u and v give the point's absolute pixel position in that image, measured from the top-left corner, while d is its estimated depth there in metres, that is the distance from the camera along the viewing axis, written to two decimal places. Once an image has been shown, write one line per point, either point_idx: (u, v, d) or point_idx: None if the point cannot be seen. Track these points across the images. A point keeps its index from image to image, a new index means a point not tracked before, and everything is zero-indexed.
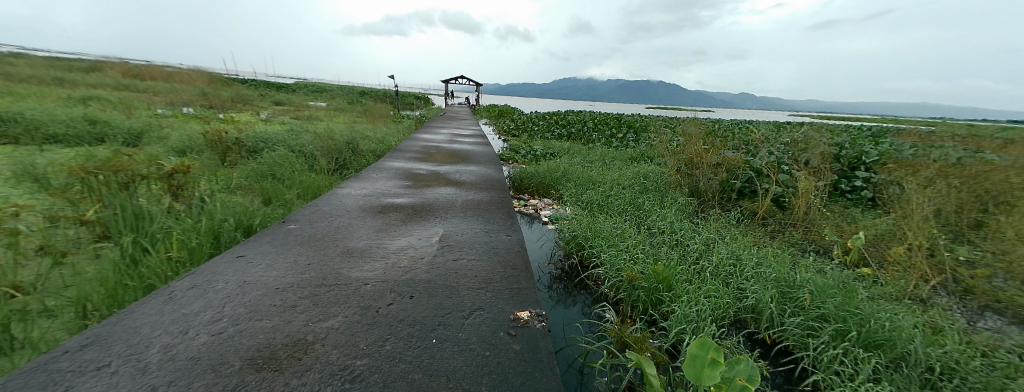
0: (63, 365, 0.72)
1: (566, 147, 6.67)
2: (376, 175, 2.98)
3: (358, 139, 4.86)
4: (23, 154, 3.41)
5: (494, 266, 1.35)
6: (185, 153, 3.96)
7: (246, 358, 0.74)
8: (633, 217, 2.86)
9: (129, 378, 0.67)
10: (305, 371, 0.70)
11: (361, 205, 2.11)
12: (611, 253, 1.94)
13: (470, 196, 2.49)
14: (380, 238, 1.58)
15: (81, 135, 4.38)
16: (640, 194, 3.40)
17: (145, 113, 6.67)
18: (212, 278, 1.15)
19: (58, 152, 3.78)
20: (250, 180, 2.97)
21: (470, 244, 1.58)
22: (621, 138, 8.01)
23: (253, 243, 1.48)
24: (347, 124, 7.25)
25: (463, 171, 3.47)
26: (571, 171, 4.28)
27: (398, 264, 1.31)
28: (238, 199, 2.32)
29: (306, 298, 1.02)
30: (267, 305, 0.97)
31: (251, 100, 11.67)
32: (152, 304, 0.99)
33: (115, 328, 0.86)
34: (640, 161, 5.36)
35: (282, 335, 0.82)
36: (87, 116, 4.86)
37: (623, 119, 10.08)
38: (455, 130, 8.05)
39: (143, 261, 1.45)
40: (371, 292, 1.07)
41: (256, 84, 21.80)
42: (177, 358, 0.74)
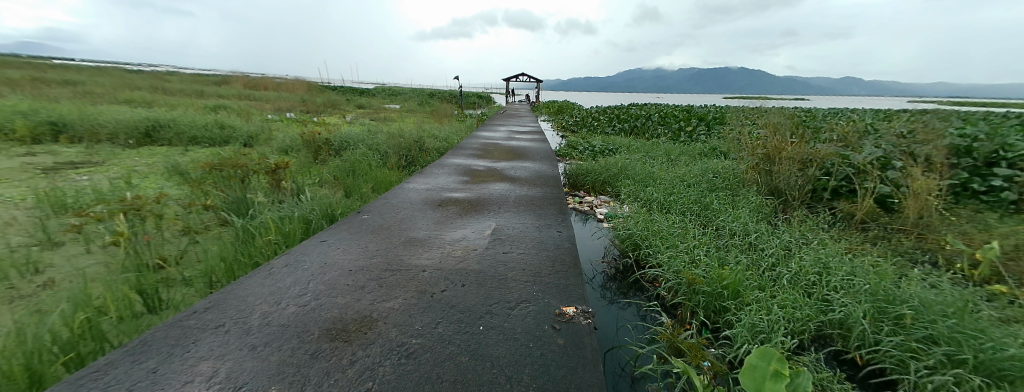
0: (193, 322, 0.91)
1: (627, 142, 6.36)
2: (438, 171, 3.20)
3: (424, 137, 5.24)
4: (176, 154, 4.39)
5: (542, 260, 1.36)
6: (287, 152, 4.72)
7: (324, 327, 0.85)
8: (699, 217, 2.61)
9: (238, 336, 0.83)
10: (369, 344, 0.78)
11: (422, 199, 2.27)
12: (668, 254, 1.81)
13: (524, 191, 2.54)
14: (440, 229, 1.71)
15: (215, 138, 5.47)
16: (708, 193, 3.10)
17: (260, 118, 8.07)
18: (301, 259, 1.35)
19: (198, 151, 4.78)
20: (334, 174, 3.42)
21: (521, 238, 1.60)
22: (690, 131, 7.38)
23: (333, 230, 1.70)
24: (414, 124, 7.81)
25: (518, 167, 3.53)
26: (630, 167, 4.07)
27: (452, 254, 1.40)
28: (324, 192, 2.68)
29: (373, 280, 1.14)
30: (341, 285, 1.11)
31: (340, 104, 13.39)
32: (257, 277, 1.20)
33: (229, 295, 1.07)
34: (711, 157, 4.87)
35: (352, 311, 0.94)
36: (220, 122, 6.04)
37: (693, 111, 9.25)
38: (513, 127, 8.17)
39: (251, 242, 1.76)
40: (426, 278, 1.15)
41: (343, 90, 24.82)
42: (271, 324, 0.88)
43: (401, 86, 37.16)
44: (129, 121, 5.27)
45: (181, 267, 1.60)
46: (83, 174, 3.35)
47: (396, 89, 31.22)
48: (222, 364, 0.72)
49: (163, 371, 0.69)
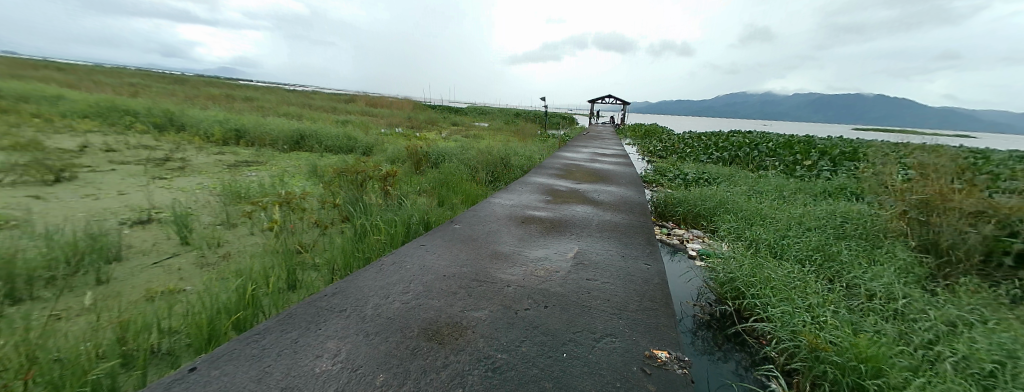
0: (323, 302, 1.08)
1: (726, 172, 5.78)
2: (522, 188, 3.31)
3: (511, 155, 5.53)
4: (316, 158, 5.40)
5: (629, 294, 1.29)
6: (394, 161, 5.45)
7: (422, 326, 0.93)
8: (823, 269, 2.22)
9: (355, 321, 0.95)
10: (459, 351, 0.83)
11: (507, 215, 2.36)
12: (781, 309, 1.57)
13: (608, 216, 2.47)
14: (523, 246, 1.75)
15: (341, 147, 6.49)
16: (836, 241, 2.62)
17: (376, 131, 9.49)
18: (403, 258, 1.51)
19: (331, 157, 5.83)
20: (432, 183, 3.81)
21: (605, 266, 1.55)
22: (808, 166, 6.37)
23: (429, 235, 1.87)
24: (500, 141, 8.28)
25: (603, 190, 3.46)
26: (731, 201, 3.68)
27: (535, 273, 1.41)
28: (422, 200, 2.98)
29: (463, 288, 1.21)
30: (436, 288, 1.21)
31: (437, 120, 15.00)
32: (370, 270, 1.37)
33: (349, 283, 1.24)
34: (838, 198, 4.11)
35: (446, 316, 1.00)
36: (348, 133, 7.28)
37: (813, 143, 7.96)
38: (596, 149, 8.07)
39: (364, 239, 2.04)
40: (511, 294, 1.19)
41: (439, 108, 27.88)
42: (381, 315, 1.00)
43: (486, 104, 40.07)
44: (284, 132, 6.68)
45: (313, 254, 1.94)
46: (254, 171, 4.36)
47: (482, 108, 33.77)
48: (343, 345, 0.83)
49: (303, 340, 0.84)
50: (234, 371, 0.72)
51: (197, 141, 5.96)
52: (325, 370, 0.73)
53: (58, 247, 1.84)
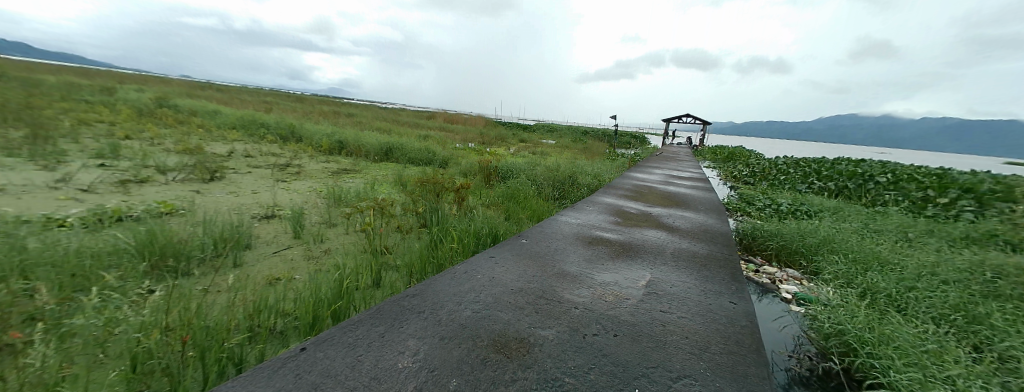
0: (404, 301, 1.18)
1: (830, 205, 5.01)
2: (589, 207, 3.27)
3: (578, 173, 5.59)
4: (403, 170, 6.10)
5: (711, 334, 1.17)
6: (467, 174, 5.90)
7: (492, 337, 0.96)
8: (970, 333, 1.77)
9: (432, 322, 1.02)
10: (527, 368, 0.83)
11: (574, 233, 2.34)
12: (910, 377, 1.28)
13: (683, 246, 2.31)
14: (590, 268, 1.71)
15: (421, 159, 7.51)
16: (989, 299, 2.08)
17: (451, 146, 10.36)
18: (474, 268, 1.59)
19: (414, 169, 6.53)
20: (501, 198, 4.05)
21: (681, 300, 1.43)
22: (947, 203, 5.20)
23: (498, 247, 1.94)
24: (567, 159, 8.38)
25: (678, 216, 3.24)
26: (837, 238, 3.19)
27: (604, 297, 1.37)
28: (492, 215, 3.16)
29: (530, 305, 1.23)
30: (505, 301, 1.24)
31: (506, 138, 15.79)
32: (445, 276, 1.47)
33: (426, 285, 1.34)
34: (996, 246, 3.26)
35: (514, 330, 1.02)
36: (429, 149, 8.09)
37: (957, 177, 6.46)
38: (671, 171, 7.63)
39: (439, 246, 2.21)
40: (578, 317, 1.16)
41: (507, 125, 29.26)
42: (454, 320, 1.06)
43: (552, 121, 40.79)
44: (376, 145, 7.96)
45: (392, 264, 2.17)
46: (354, 180, 5.11)
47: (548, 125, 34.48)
48: (421, 345, 0.90)
49: (388, 334, 0.93)
50: (333, 355, 0.83)
51: (312, 153, 7.19)
52: (406, 367, 0.80)
53: (214, 240, 2.42)
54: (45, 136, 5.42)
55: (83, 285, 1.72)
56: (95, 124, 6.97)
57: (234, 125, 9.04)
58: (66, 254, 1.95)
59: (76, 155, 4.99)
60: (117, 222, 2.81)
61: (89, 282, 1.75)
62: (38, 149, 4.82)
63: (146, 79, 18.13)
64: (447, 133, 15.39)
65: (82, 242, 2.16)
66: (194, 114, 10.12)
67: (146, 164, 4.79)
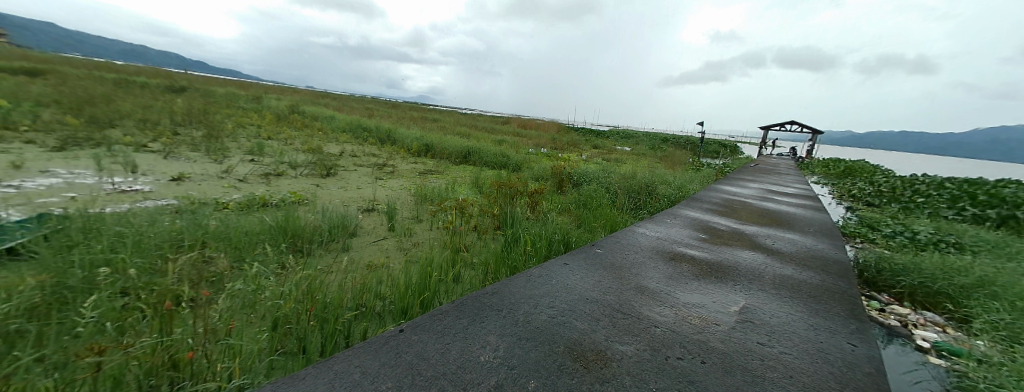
0: (485, 298, 1.32)
1: (999, 239, 3.93)
2: (671, 221, 3.11)
3: (657, 183, 5.39)
4: (483, 174, 6.56)
5: (826, 379, 1.00)
6: (542, 181, 6.12)
7: (568, 345, 1.01)
8: None
9: (510, 324, 1.13)
10: (604, 382, 0.85)
11: (653, 248, 2.26)
12: None
13: (787, 274, 2.02)
14: (674, 288, 1.63)
15: (495, 163, 8.18)
16: None
17: (525, 153, 10.73)
18: (551, 272, 1.66)
19: (493, 173, 6.97)
20: (574, 209, 4.16)
21: (784, 333, 1.27)
22: None
23: (573, 253, 2.00)
24: (644, 168, 8.09)
25: (779, 240, 2.86)
26: (1010, 280, 2.49)
27: (689, 319, 1.30)
28: (565, 224, 3.24)
29: (607, 316, 1.23)
30: (581, 310, 1.27)
31: (579, 147, 15.80)
32: (522, 277, 1.57)
33: (505, 286, 1.46)
34: None
35: (591, 340, 1.05)
36: (506, 156, 8.55)
37: None
38: (768, 186, 6.76)
39: (511, 256, 2.37)
40: (659, 336, 1.12)
41: (578, 131, 29.14)
42: (531, 323, 1.14)
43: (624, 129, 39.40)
44: (458, 149, 8.85)
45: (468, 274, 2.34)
46: (441, 183, 5.69)
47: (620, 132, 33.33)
48: (499, 344, 1.01)
49: (470, 328, 1.08)
50: (424, 341, 1.03)
51: (405, 157, 8.14)
52: (487, 360, 0.93)
53: (330, 229, 2.98)
54: (221, 137, 7.14)
55: (241, 256, 2.31)
56: (250, 128, 8.94)
57: (342, 129, 10.68)
58: (233, 230, 2.59)
59: (238, 152, 6.46)
60: (264, 207, 3.58)
61: (245, 254, 2.34)
62: (219, 146, 6.40)
63: (283, 92, 22.48)
64: (520, 140, 15.85)
65: (251, 221, 2.88)
66: (317, 118, 12.25)
67: (283, 159, 5.98)
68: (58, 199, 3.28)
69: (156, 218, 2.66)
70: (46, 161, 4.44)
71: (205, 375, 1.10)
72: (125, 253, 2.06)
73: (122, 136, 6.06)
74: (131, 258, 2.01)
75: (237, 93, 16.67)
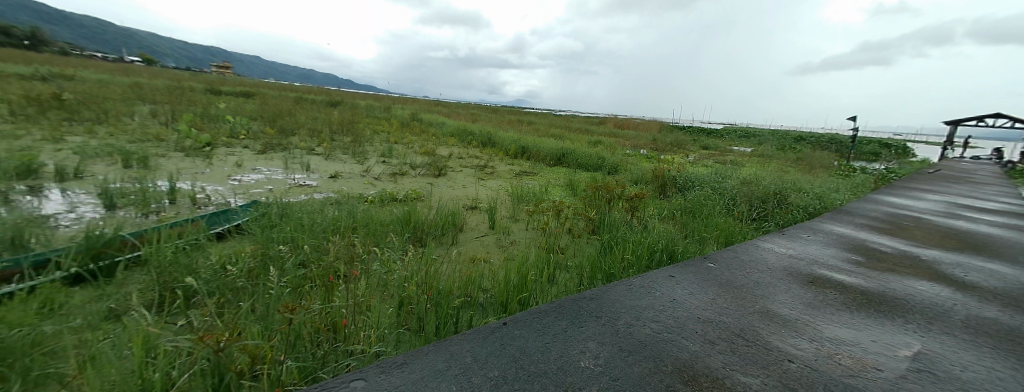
0: (584, 305, 1.53)
1: None
2: (810, 235, 2.61)
3: (788, 190, 4.59)
4: (579, 177, 6.62)
5: None
6: (642, 183, 5.88)
7: (676, 367, 1.04)
8: None
9: (611, 332, 1.28)
10: None
11: (785, 266, 1.98)
12: None
13: (1004, 317, 1.49)
14: (818, 320, 1.38)
15: (590, 165, 8.07)
16: None
17: (622, 154, 10.35)
18: (657, 288, 1.73)
19: (589, 175, 6.95)
20: (680, 213, 3.93)
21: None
22: None
23: (681, 268, 1.96)
24: (767, 171, 6.96)
25: (987, 270, 2.10)
26: None
27: (838, 357, 1.11)
28: (670, 231, 3.06)
29: (723, 342, 1.21)
30: (692, 330, 1.30)
31: (682, 149, 14.49)
32: (620, 289, 1.72)
33: (603, 295, 1.64)
34: None
35: (703, 364, 1.06)
36: (602, 158, 8.43)
37: None
38: (965, 199, 5.04)
39: (606, 267, 2.41)
40: (794, 372, 1.02)
41: (680, 130, 26.57)
42: (634, 336, 1.25)
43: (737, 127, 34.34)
44: (552, 151, 9.05)
45: (558, 283, 2.39)
46: (537, 185, 5.97)
47: (733, 130, 29.04)
48: (600, 350, 1.16)
49: (570, 333, 1.26)
50: (523, 337, 1.24)
51: (503, 158, 8.71)
52: (587, 366, 1.06)
53: (443, 224, 3.43)
54: (361, 141, 8.80)
55: (378, 241, 2.84)
56: (380, 133, 10.74)
57: (450, 133, 11.95)
58: (371, 220, 3.20)
59: (373, 153, 7.87)
60: (393, 201, 4.31)
61: (380, 239, 2.88)
62: (360, 149, 7.91)
63: (402, 102, 26.30)
64: (615, 141, 15.23)
65: (385, 212, 3.51)
66: (429, 124, 14.01)
67: (405, 161, 7.02)
68: (264, 189, 4.53)
69: (323, 206, 3.48)
70: (257, 161, 6.17)
71: (353, 339, 1.45)
72: (302, 233, 2.75)
73: (299, 141, 7.98)
74: (305, 237, 2.67)
75: (371, 105, 20.19)
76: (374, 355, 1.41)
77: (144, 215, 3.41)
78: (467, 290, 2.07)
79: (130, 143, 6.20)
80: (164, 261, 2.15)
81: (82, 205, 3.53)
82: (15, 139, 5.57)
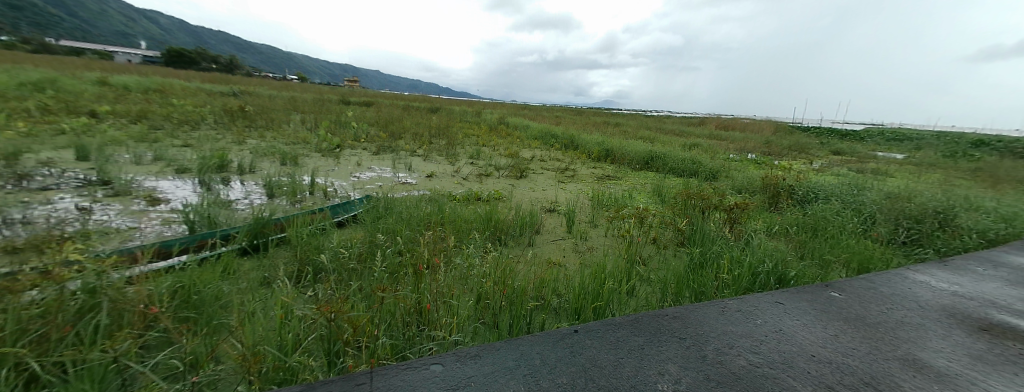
0: (665, 321, 1.52)
1: None
2: (983, 272, 2.14)
3: (956, 211, 3.67)
4: (667, 182, 6.16)
5: None
6: (743, 191, 5.46)
7: None
8: None
9: (695, 357, 1.22)
10: None
11: (944, 309, 1.62)
12: None
13: None
14: (988, 378, 1.12)
15: (683, 171, 7.42)
16: None
17: (722, 157, 9.37)
18: (757, 314, 1.58)
19: (678, 181, 6.51)
20: (795, 228, 3.46)
21: None
22: None
23: (792, 294, 1.75)
24: (937, 186, 5.38)
25: None
26: None
27: None
28: (780, 251, 2.63)
29: (845, 387, 1.04)
30: (801, 368, 1.15)
31: (807, 154, 12.14)
32: (710, 311, 1.64)
33: (690, 315, 1.60)
34: None
35: None
36: (695, 160, 7.80)
37: None
38: None
39: (696, 283, 2.22)
40: None
41: (807, 132, 22.09)
42: (724, 365, 1.17)
43: (895, 128, 26.96)
44: (640, 154, 8.53)
45: (637, 297, 2.27)
46: (620, 189, 5.78)
47: (889, 131, 22.89)
48: (680, 374, 1.10)
49: (647, 352, 1.23)
50: (592, 347, 1.27)
51: (587, 160, 8.68)
52: (664, 389, 1.02)
53: (523, 225, 3.59)
54: (455, 144, 9.73)
55: (461, 237, 3.13)
56: (470, 136, 11.69)
57: (534, 136, 12.25)
58: (457, 217, 3.54)
59: (464, 155, 8.63)
60: (478, 200, 4.68)
61: (463, 236, 3.16)
62: (453, 151, 8.78)
63: (490, 107, 27.99)
64: (717, 143, 13.42)
65: (470, 211, 3.85)
66: (515, 127, 14.63)
67: (490, 163, 7.48)
68: (376, 185, 5.41)
69: (420, 202, 4.00)
70: (372, 161, 7.35)
71: (436, 325, 1.66)
72: (401, 225, 3.20)
73: (405, 144, 9.27)
74: (404, 229, 3.11)
75: (464, 110, 22.04)
76: (453, 343, 1.58)
77: (294, 203, 4.42)
78: (541, 293, 2.14)
79: (290, 145, 8.07)
80: (304, 243, 2.78)
81: (256, 193, 4.75)
82: (222, 143, 7.77)
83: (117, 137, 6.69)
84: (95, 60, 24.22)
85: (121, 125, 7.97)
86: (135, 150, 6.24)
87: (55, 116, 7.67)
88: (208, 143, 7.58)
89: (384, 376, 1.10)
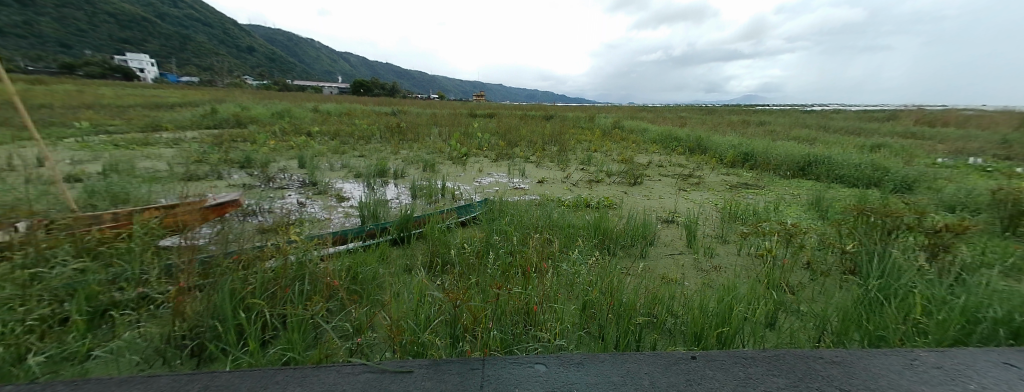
0: (817, 365, 1.32)
1: None
2: None
3: None
4: (830, 192, 4.94)
5: None
6: (958, 208, 4.25)
7: None
8: None
9: None
10: None
11: None
12: None
13: None
14: None
15: (857, 179, 5.84)
16: None
17: (925, 161, 7.02)
18: (969, 375, 1.23)
19: (845, 192, 5.16)
20: None
21: None
22: None
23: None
24: None
25: None
26: None
27: None
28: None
29: None
30: None
31: None
32: (891, 361, 1.34)
33: (856, 362, 1.33)
34: None
35: None
36: (878, 165, 6.05)
37: None
38: None
39: (867, 324, 1.76)
40: None
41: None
42: None
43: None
44: (791, 157, 7.01)
45: (779, 330, 1.93)
46: (757, 199, 4.93)
47: None
48: None
49: None
50: (711, 378, 1.23)
51: (715, 163, 7.67)
52: None
53: (633, 235, 3.47)
54: (567, 151, 10.03)
55: (567, 243, 3.25)
56: (582, 142, 11.73)
57: (653, 139, 11.41)
58: (564, 223, 3.69)
59: (575, 160, 8.76)
60: (586, 206, 4.75)
61: (569, 242, 3.28)
62: (565, 157, 9.08)
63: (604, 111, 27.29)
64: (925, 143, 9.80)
65: (577, 217, 3.95)
66: (631, 130, 13.93)
67: (601, 168, 7.38)
68: (495, 190, 6.10)
69: (531, 207, 4.34)
70: (492, 167, 8.29)
71: (545, 326, 1.86)
72: (512, 228, 3.56)
73: (520, 151, 10.06)
74: (516, 232, 3.45)
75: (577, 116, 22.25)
76: (557, 348, 1.73)
77: (430, 204, 5.42)
78: (651, 311, 2.08)
79: (430, 155, 9.83)
80: (437, 238, 3.42)
81: (404, 195, 6.02)
82: (386, 154, 10.07)
83: (324, 152, 9.48)
84: (316, 95, 34.51)
85: (326, 142, 11.21)
86: (333, 160, 8.72)
87: (292, 137, 11.34)
88: (375, 155, 9.89)
89: (494, 365, 1.36)
